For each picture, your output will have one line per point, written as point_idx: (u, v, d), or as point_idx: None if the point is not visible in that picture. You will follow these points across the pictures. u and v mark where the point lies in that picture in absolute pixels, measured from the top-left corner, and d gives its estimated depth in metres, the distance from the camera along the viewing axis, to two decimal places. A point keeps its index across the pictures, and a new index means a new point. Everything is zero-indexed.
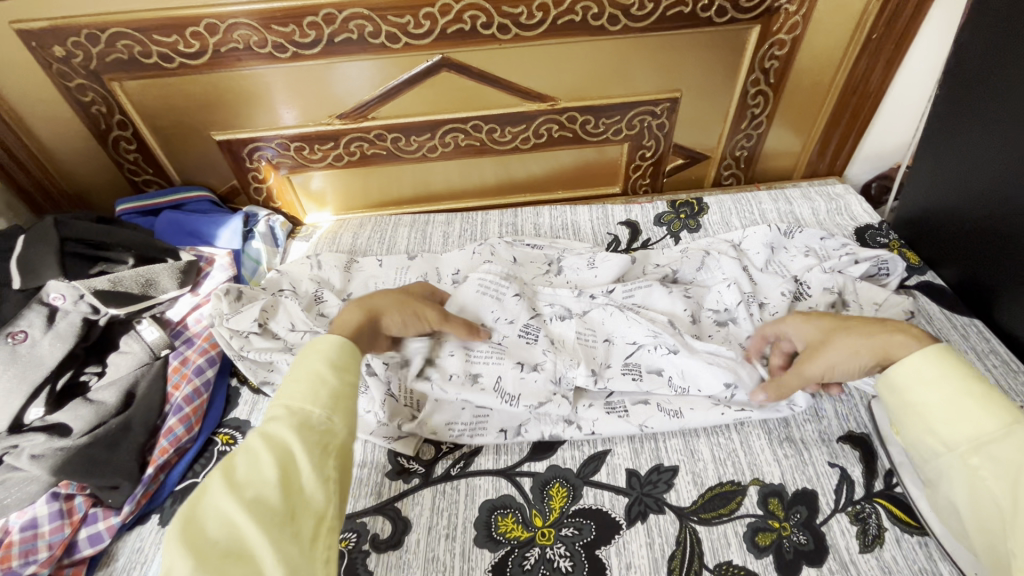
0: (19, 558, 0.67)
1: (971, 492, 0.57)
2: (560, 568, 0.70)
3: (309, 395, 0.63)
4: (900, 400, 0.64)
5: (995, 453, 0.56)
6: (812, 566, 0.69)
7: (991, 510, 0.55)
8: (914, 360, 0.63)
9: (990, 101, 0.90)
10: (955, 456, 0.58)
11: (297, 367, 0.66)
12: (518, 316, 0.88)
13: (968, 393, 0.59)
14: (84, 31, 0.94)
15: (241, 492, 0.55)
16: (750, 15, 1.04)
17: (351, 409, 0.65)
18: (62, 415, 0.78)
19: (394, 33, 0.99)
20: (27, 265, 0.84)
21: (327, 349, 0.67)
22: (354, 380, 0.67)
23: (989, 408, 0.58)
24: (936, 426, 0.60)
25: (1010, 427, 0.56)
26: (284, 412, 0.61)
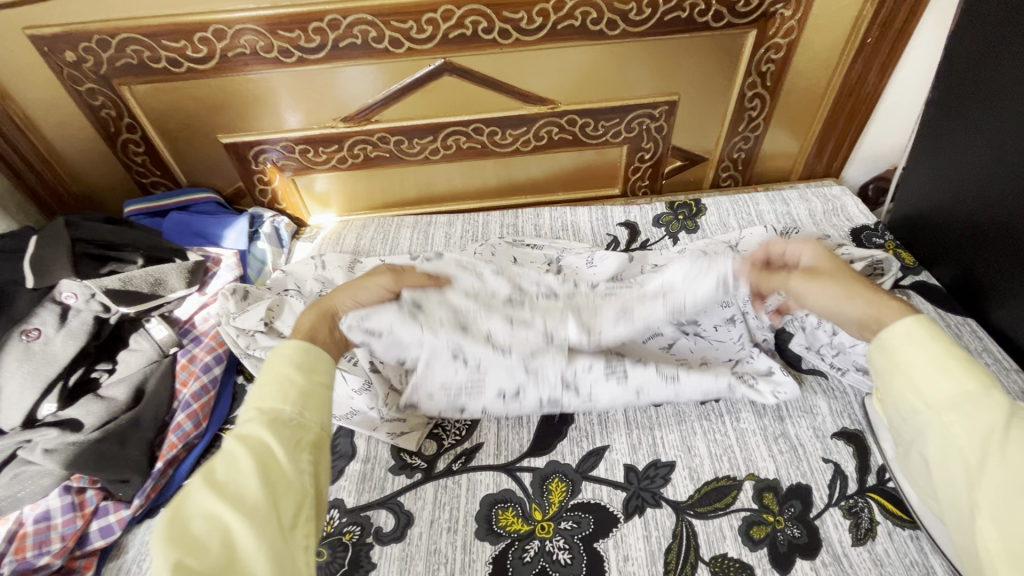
0: (33, 549, 0.70)
1: (942, 450, 0.54)
2: (559, 560, 0.72)
3: (279, 394, 0.61)
4: (886, 360, 0.60)
5: (971, 412, 0.53)
6: (805, 559, 0.71)
7: (957, 469, 0.53)
8: (903, 323, 0.60)
9: (982, 104, 0.92)
10: (931, 413, 0.55)
11: (267, 368, 0.64)
12: (500, 289, 0.86)
13: (950, 354, 0.57)
14: (95, 36, 0.97)
15: (222, 490, 0.53)
16: (746, 19, 1.06)
17: (324, 404, 0.64)
18: (74, 411, 0.80)
19: (397, 38, 1.01)
20: (40, 265, 0.86)
21: (294, 352, 0.65)
22: (324, 378, 0.66)
23: (971, 371, 0.56)
24: (920, 384, 0.56)
25: (987, 388, 0.54)
26: (255, 412, 0.59)
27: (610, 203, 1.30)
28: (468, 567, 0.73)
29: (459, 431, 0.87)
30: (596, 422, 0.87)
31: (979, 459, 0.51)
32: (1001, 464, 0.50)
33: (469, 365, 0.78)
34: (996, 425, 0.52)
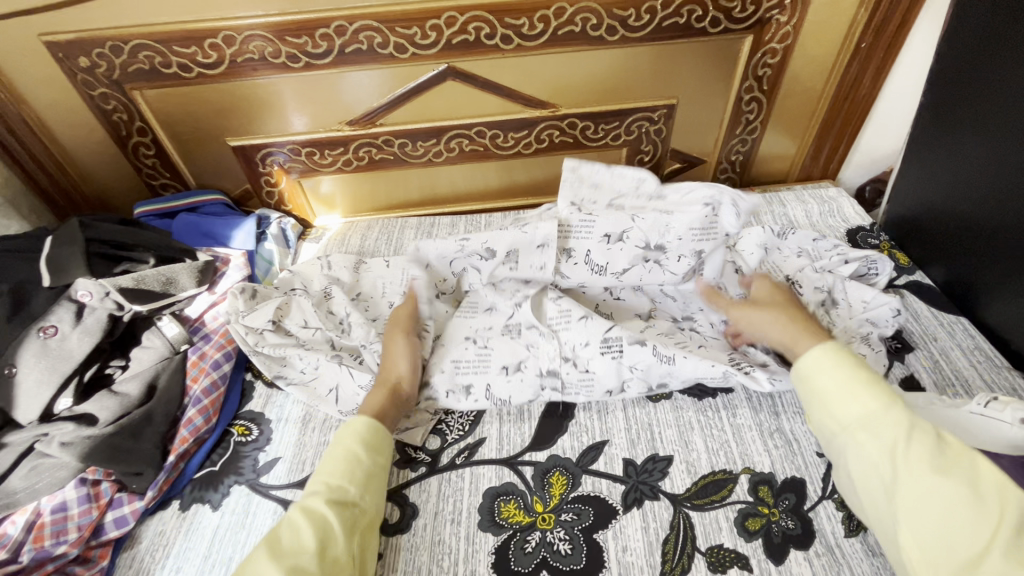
0: (50, 538, 0.72)
1: (861, 467, 0.66)
2: (560, 551, 0.74)
3: (346, 473, 0.74)
4: (808, 388, 0.74)
5: (877, 429, 0.65)
6: (799, 549, 0.73)
7: (877, 482, 0.64)
8: (812, 356, 0.75)
9: (973, 107, 0.94)
10: (848, 434, 0.68)
11: (336, 444, 0.78)
12: (495, 322, 0.97)
13: (854, 379, 0.69)
14: (108, 42, 0.99)
15: (282, 559, 0.64)
16: (743, 25, 1.08)
17: (380, 487, 0.76)
18: (89, 406, 0.82)
19: (402, 43, 1.04)
20: (56, 263, 0.88)
21: (361, 428, 0.79)
22: (383, 461, 0.79)
23: (872, 391, 0.68)
24: (834, 410, 0.70)
25: (888, 405, 0.66)
26: (323, 487, 0.73)
27: None
28: (471, 557, 0.75)
29: (462, 426, 0.90)
30: (596, 417, 0.90)
31: (890, 471, 0.63)
32: (907, 476, 0.61)
33: (478, 343, 0.94)
34: (897, 440, 0.63)
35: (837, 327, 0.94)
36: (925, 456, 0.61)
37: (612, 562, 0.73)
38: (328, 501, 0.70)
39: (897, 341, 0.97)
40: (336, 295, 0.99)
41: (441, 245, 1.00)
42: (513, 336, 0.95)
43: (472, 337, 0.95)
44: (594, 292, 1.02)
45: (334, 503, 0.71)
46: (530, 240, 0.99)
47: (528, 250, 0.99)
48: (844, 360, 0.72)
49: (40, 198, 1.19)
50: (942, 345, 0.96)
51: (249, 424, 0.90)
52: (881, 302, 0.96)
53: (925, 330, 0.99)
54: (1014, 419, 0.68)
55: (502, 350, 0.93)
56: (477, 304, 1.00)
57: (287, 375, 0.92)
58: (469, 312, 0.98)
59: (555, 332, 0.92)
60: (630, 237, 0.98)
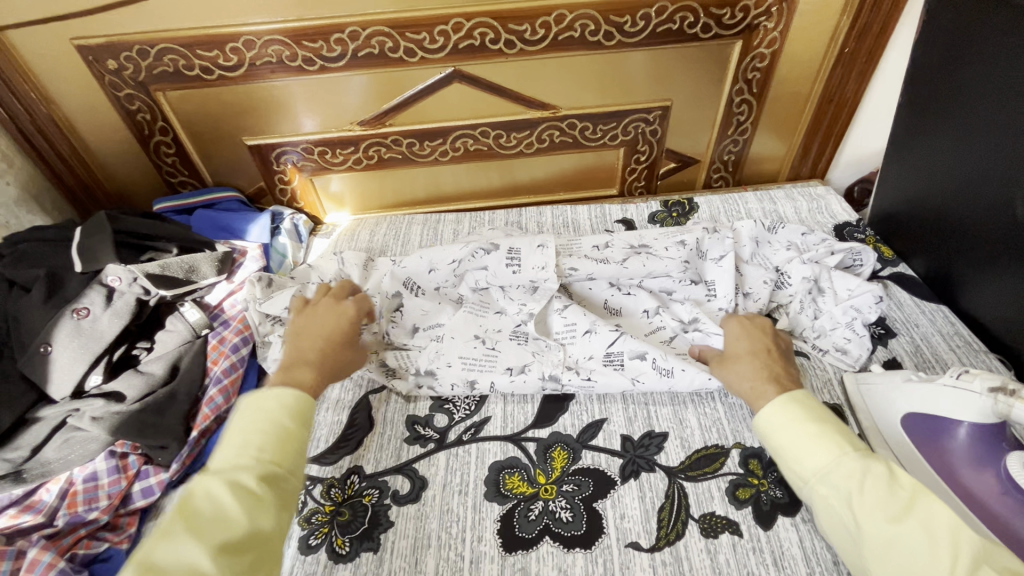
0: (83, 504, 0.77)
1: (830, 520, 0.63)
2: (561, 518, 0.79)
3: (277, 445, 0.64)
4: (768, 442, 0.72)
5: (835, 482, 0.63)
6: (786, 516, 0.78)
7: (843, 533, 0.62)
8: (763, 413, 0.73)
9: (947, 106, 1.00)
10: (810, 487, 0.65)
11: (253, 410, 0.67)
12: (505, 326, 1.00)
13: (806, 430, 0.68)
14: (135, 46, 1.06)
15: (209, 539, 0.54)
16: (731, 31, 1.15)
17: (305, 457, 0.67)
18: (117, 384, 0.87)
19: (411, 48, 1.10)
20: (87, 251, 0.95)
21: (287, 396, 0.69)
22: (309, 427, 0.69)
23: (823, 444, 0.66)
24: (793, 462, 0.68)
25: (839, 456, 0.64)
26: (252, 461, 0.62)
27: (608, 202, 1.39)
28: (477, 524, 0.79)
29: (468, 406, 0.95)
30: (595, 398, 0.94)
31: (854, 526, 0.60)
32: (869, 529, 0.58)
33: (487, 344, 0.97)
34: (853, 489, 0.61)
35: (822, 317, 1.01)
36: (881, 508, 0.58)
37: (611, 529, 0.78)
38: (260, 477, 0.61)
39: (881, 327, 1.02)
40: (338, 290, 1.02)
41: (449, 250, 1.05)
42: (521, 342, 0.98)
43: (481, 338, 0.98)
44: (600, 290, 1.04)
45: (265, 481, 0.61)
46: (529, 241, 1.04)
47: (529, 250, 1.03)
48: (793, 412, 0.70)
49: (64, 194, 1.25)
50: (923, 331, 1.01)
51: None
52: (864, 288, 1.01)
53: (907, 318, 1.04)
54: (983, 389, 0.72)
55: (509, 354, 0.96)
56: (488, 306, 1.02)
57: None
58: (479, 312, 1.01)
59: (562, 346, 0.96)
60: (615, 244, 1.09)
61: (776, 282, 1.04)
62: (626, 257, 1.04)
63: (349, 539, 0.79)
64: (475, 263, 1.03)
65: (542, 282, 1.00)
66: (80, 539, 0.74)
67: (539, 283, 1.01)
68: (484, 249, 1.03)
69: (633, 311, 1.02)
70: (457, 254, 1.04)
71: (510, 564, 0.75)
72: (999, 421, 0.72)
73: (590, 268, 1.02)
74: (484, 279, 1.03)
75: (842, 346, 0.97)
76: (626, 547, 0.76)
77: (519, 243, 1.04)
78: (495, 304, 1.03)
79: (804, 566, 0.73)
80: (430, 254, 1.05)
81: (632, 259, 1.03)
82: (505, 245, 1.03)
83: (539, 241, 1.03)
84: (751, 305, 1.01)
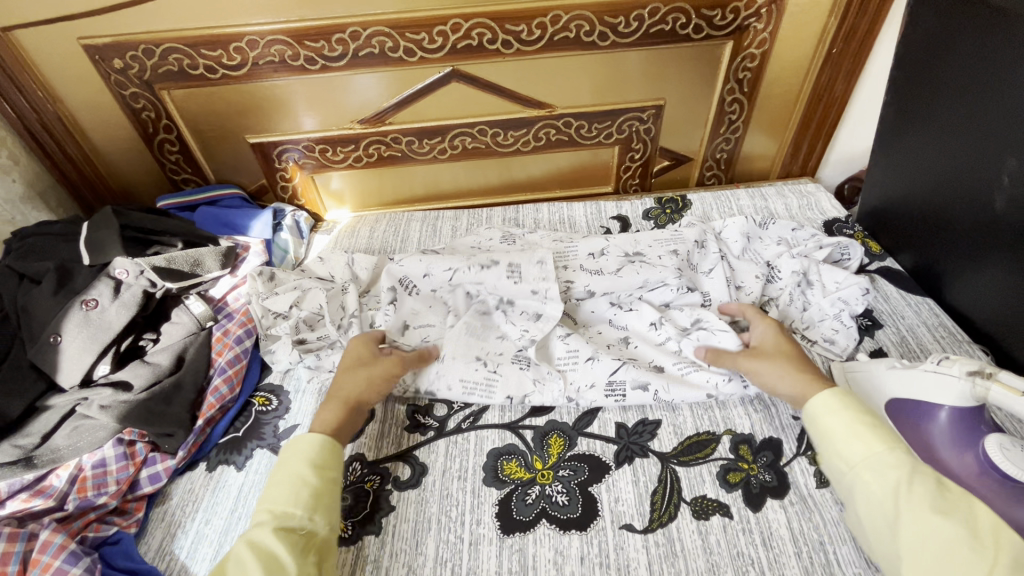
0: (92, 489, 0.79)
1: (867, 505, 0.67)
2: (558, 501, 0.82)
3: (290, 497, 0.71)
4: (814, 427, 0.75)
5: (884, 469, 0.67)
6: (774, 498, 0.81)
7: (880, 521, 0.65)
8: (820, 396, 0.76)
9: (929, 105, 1.03)
10: (854, 473, 0.69)
11: (283, 466, 0.75)
12: (507, 350, 0.98)
13: (861, 421, 0.72)
14: (141, 46, 1.08)
15: None
16: (723, 32, 1.18)
17: (333, 502, 0.73)
18: (124, 373, 0.90)
19: (411, 48, 1.13)
20: (95, 245, 0.98)
21: (310, 449, 0.76)
22: (334, 474, 0.76)
23: (878, 435, 0.70)
24: (840, 448, 0.71)
25: (891, 448, 0.68)
26: (267, 516, 0.70)
27: (603, 199, 1.42)
28: (477, 508, 0.82)
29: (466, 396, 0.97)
30: None
31: (894, 512, 0.64)
32: (911, 518, 0.62)
33: (488, 366, 0.95)
34: (901, 480, 0.65)
35: (811, 308, 1.03)
36: (930, 499, 0.63)
37: (606, 511, 0.80)
38: (274, 530, 0.68)
39: (868, 319, 1.05)
40: (349, 291, 1.04)
41: (449, 258, 1.04)
42: (522, 366, 0.95)
43: (482, 359, 0.96)
44: (602, 309, 1.03)
45: (280, 531, 0.68)
46: (529, 257, 1.03)
47: (528, 264, 1.02)
48: (851, 402, 0.74)
49: (68, 190, 1.27)
50: (908, 322, 1.04)
51: (269, 395, 0.97)
52: (851, 282, 1.04)
53: (894, 310, 1.07)
54: (961, 372, 0.76)
55: (510, 379, 0.94)
56: (490, 330, 1.00)
57: (307, 345, 0.99)
58: (480, 334, 0.99)
59: (563, 372, 0.94)
60: (611, 252, 1.08)
61: (767, 276, 1.07)
62: (621, 266, 1.04)
63: (352, 523, 0.81)
64: (472, 275, 1.01)
65: (544, 300, 0.99)
66: (90, 522, 0.77)
67: (541, 292, 0.99)
68: (485, 265, 1.02)
69: (639, 326, 1.00)
70: (455, 263, 1.03)
71: (508, 545, 0.77)
72: (977, 403, 0.76)
73: (587, 281, 1.02)
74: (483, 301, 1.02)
75: (830, 336, 1.00)
76: (620, 529, 0.78)
77: (519, 259, 1.03)
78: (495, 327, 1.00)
79: (792, 545, 0.75)
80: (430, 260, 1.03)
81: (627, 269, 1.02)
82: (505, 260, 1.02)
83: (539, 256, 1.02)
84: (743, 297, 1.04)
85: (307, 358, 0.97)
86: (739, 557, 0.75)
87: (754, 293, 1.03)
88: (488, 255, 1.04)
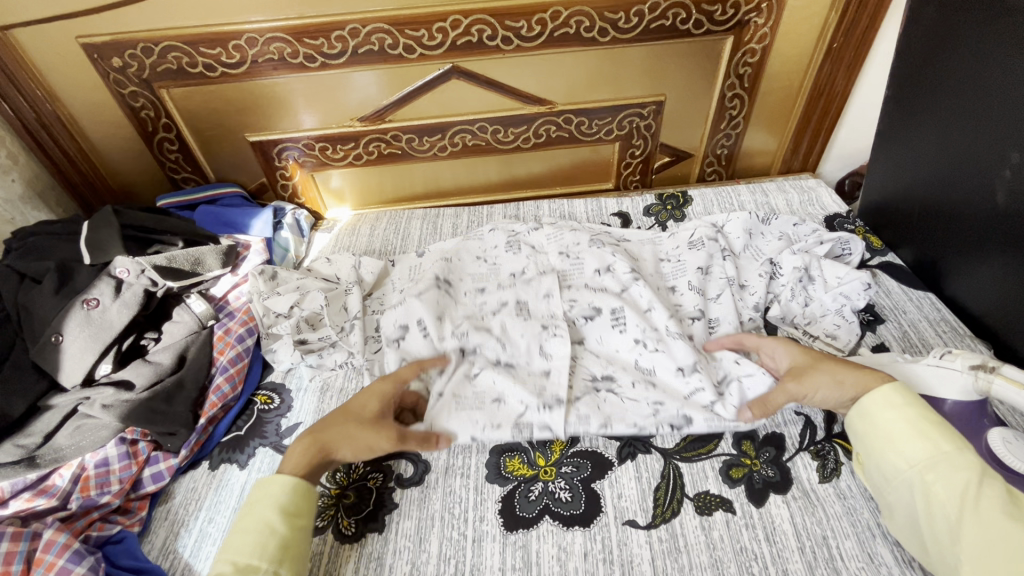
0: (95, 488, 0.79)
1: (927, 505, 0.65)
2: (561, 498, 0.82)
3: (256, 547, 0.69)
4: (871, 424, 0.73)
5: (950, 469, 0.65)
6: (777, 493, 0.81)
7: (940, 523, 0.64)
8: (881, 392, 0.74)
9: (931, 101, 1.03)
10: (915, 472, 0.67)
11: (250, 511, 0.73)
12: (505, 420, 0.87)
13: (927, 419, 0.70)
14: (140, 44, 1.08)
15: None
16: (723, 27, 1.17)
17: (298, 556, 0.71)
18: (126, 373, 0.90)
19: (410, 44, 1.12)
20: (95, 244, 0.99)
21: (281, 493, 0.74)
22: (303, 523, 0.74)
23: (945, 435, 0.68)
24: (901, 445, 0.69)
25: (959, 448, 0.66)
26: (230, 567, 0.67)
27: (604, 195, 1.41)
28: (480, 505, 0.82)
29: None
30: None
31: (957, 512, 0.62)
32: (978, 518, 0.61)
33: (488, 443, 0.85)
34: (970, 480, 0.63)
35: (812, 304, 1.03)
36: (998, 503, 0.61)
37: (608, 507, 0.80)
38: None
39: (869, 314, 1.05)
40: (352, 293, 1.04)
41: (461, 304, 1.03)
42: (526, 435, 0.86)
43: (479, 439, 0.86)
44: (626, 349, 0.95)
45: None
46: (534, 291, 1.04)
47: (535, 300, 1.02)
48: (916, 401, 0.72)
49: (68, 190, 1.27)
50: (910, 318, 1.03)
51: (271, 394, 0.97)
52: (853, 276, 1.03)
53: (895, 306, 1.06)
54: (964, 366, 0.77)
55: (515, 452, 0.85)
56: (483, 395, 0.90)
57: (308, 345, 0.99)
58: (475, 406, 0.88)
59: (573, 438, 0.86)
60: (617, 265, 1.05)
61: (770, 273, 1.06)
62: (627, 284, 1.02)
63: (355, 521, 0.81)
64: (484, 316, 0.99)
65: (553, 333, 0.96)
66: (93, 522, 0.77)
67: (550, 325, 0.97)
68: (496, 308, 1.01)
69: (666, 367, 0.91)
70: (471, 310, 1.02)
71: (511, 542, 0.77)
72: (980, 398, 0.76)
73: (590, 298, 1.00)
74: (489, 334, 0.96)
75: (832, 331, 1.00)
76: (623, 525, 0.78)
77: (526, 295, 1.03)
78: (489, 386, 0.90)
79: (795, 540, 0.75)
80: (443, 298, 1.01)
81: (632, 289, 1.01)
82: (512, 300, 1.02)
83: (545, 290, 1.03)
84: (746, 295, 1.03)
85: (309, 358, 0.97)
86: (743, 553, 0.75)
87: (758, 290, 1.03)
88: (496, 297, 1.04)
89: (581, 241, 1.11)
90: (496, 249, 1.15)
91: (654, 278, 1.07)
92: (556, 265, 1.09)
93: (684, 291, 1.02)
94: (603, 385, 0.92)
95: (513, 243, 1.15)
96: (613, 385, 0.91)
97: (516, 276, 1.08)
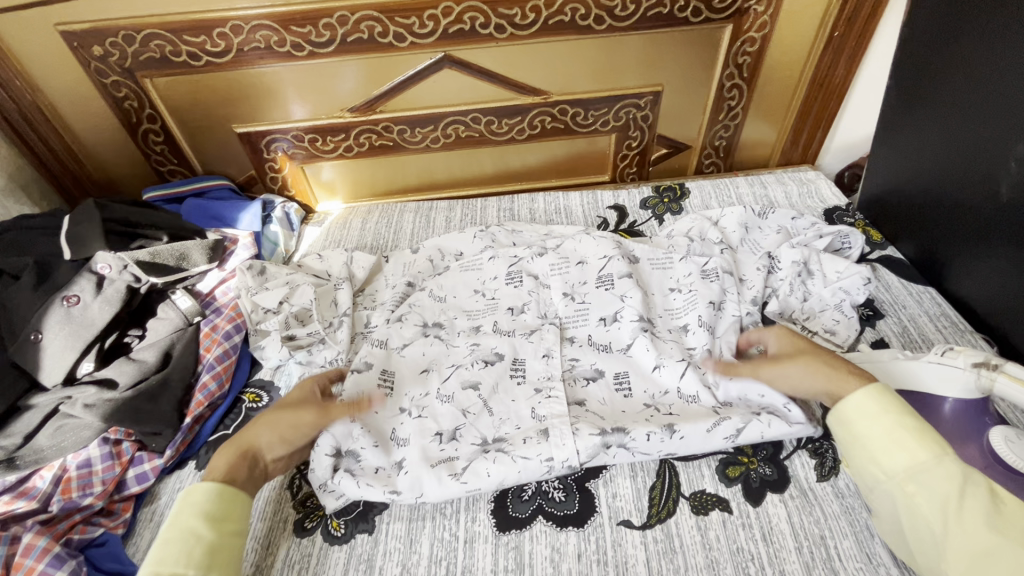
0: (77, 490, 0.77)
1: (910, 519, 0.64)
2: (554, 498, 0.80)
3: (183, 556, 0.63)
4: (848, 433, 0.71)
5: (929, 481, 0.63)
6: (774, 492, 0.79)
7: (926, 536, 0.62)
8: (855, 399, 0.71)
9: (935, 91, 1.00)
10: (894, 484, 0.65)
11: (173, 521, 0.67)
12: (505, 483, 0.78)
13: (904, 426, 0.67)
14: (121, 32, 1.04)
15: None
16: (722, 15, 1.15)
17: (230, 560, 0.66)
18: (109, 371, 0.87)
19: (401, 33, 1.09)
20: (76, 238, 0.96)
21: (204, 499, 0.68)
22: (235, 528, 0.69)
23: (924, 441, 0.65)
24: (877, 456, 0.67)
25: (938, 457, 0.64)
26: None
27: (599, 188, 1.39)
28: (472, 505, 0.80)
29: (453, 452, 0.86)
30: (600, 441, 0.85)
31: (940, 527, 0.60)
32: (961, 534, 0.59)
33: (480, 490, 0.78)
34: (951, 493, 0.61)
35: (811, 299, 1.02)
36: (980, 514, 0.59)
37: (602, 507, 0.79)
38: None
39: (869, 309, 1.03)
40: (342, 288, 1.03)
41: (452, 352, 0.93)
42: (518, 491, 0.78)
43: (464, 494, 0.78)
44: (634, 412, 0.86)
45: None
46: (533, 348, 0.93)
47: (532, 358, 0.92)
48: (889, 402, 0.69)
49: (52, 183, 1.24)
50: (911, 313, 1.01)
51: (259, 392, 0.95)
52: (853, 271, 1.02)
53: (896, 300, 1.04)
54: (966, 364, 0.75)
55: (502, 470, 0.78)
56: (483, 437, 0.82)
57: (297, 341, 0.96)
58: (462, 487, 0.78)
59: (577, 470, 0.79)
60: (625, 316, 0.95)
61: (767, 267, 1.04)
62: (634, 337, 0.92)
63: (344, 521, 0.79)
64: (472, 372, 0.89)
65: (547, 394, 0.87)
66: (75, 525, 0.75)
67: (544, 388, 0.88)
68: (489, 359, 0.91)
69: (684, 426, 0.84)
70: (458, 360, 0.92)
71: (504, 543, 0.76)
72: (981, 396, 0.75)
73: (593, 359, 0.92)
74: (477, 398, 0.86)
75: (831, 327, 0.98)
76: (618, 525, 0.77)
77: (523, 351, 0.93)
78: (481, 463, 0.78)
79: (793, 540, 0.74)
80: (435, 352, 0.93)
81: (639, 344, 0.91)
82: (509, 353, 0.92)
83: (545, 349, 0.93)
84: (745, 289, 1.01)
85: (298, 354, 0.94)
86: (739, 553, 0.73)
87: (757, 285, 1.01)
88: (489, 344, 0.93)
89: (588, 280, 1.01)
90: (497, 282, 1.05)
91: (664, 318, 0.98)
92: (560, 310, 0.99)
93: (696, 329, 0.93)
94: (614, 441, 0.79)
95: (515, 276, 1.05)
96: (627, 440, 0.79)
97: (515, 313, 1.00)
